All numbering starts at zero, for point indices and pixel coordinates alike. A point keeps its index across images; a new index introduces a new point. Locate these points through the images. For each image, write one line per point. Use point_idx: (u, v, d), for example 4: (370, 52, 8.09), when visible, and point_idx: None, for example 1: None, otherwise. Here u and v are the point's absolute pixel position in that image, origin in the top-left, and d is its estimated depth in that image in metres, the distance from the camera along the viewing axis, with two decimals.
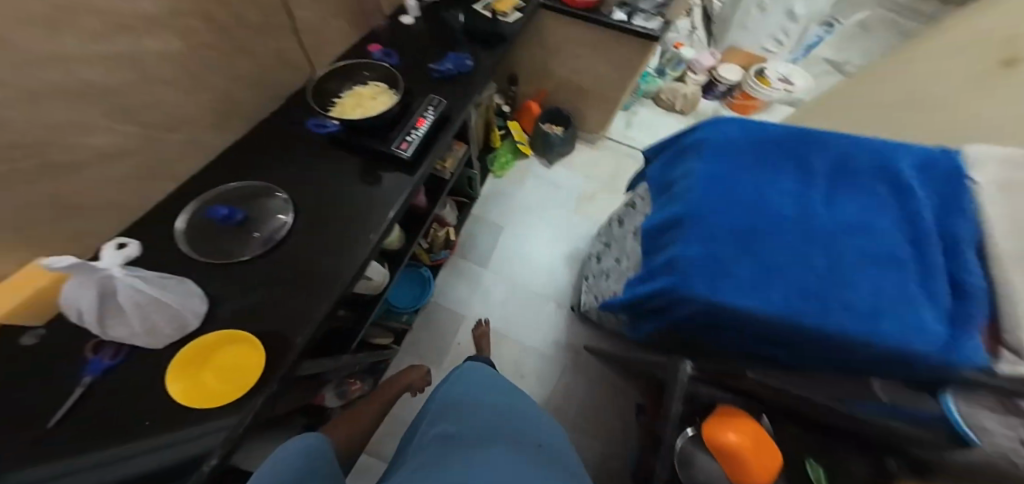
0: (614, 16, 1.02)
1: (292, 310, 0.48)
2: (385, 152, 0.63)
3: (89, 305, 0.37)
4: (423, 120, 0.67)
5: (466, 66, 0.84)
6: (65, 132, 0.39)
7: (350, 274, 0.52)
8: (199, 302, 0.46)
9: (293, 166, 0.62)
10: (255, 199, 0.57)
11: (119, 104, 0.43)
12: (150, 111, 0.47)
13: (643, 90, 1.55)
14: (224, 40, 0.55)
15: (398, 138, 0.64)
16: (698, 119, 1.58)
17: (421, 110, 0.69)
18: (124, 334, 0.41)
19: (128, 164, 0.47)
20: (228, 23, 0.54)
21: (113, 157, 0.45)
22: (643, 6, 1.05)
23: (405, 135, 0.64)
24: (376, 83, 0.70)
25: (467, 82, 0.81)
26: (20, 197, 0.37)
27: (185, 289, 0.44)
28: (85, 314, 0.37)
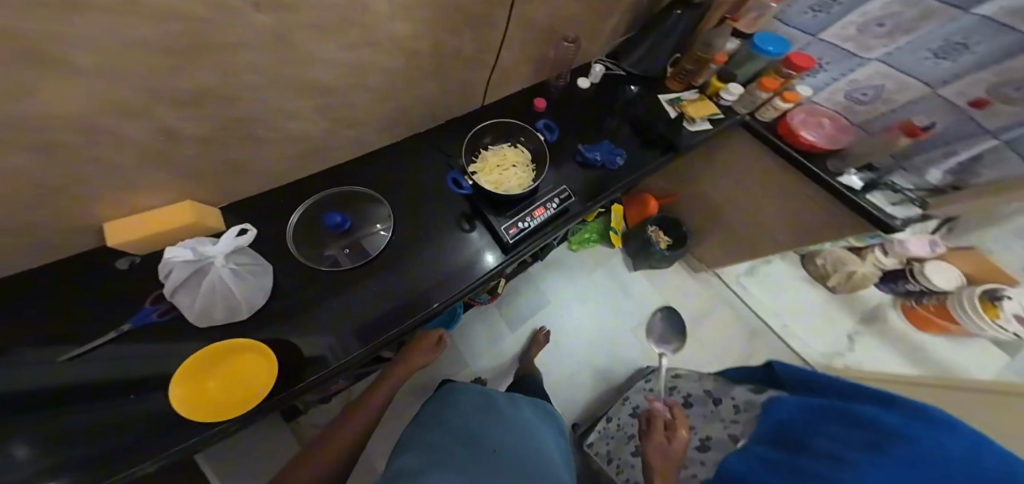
0: (841, 178, 0.95)
1: (328, 337, 0.59)
2: (492, 221, 0.70)
3: (181, 277, 0.51)
4: (541, 210, 0.73)
5: (615, 159, 0.88)
6: (277, 105, 0.52)
7: (390, 331, 0.61)
8: (257, 301, 0.56)
9: (422, 184, 0.74)
10: (362, 212, 0.66)
11: (320, 93, 0.55)
12: (339, 105, 0.59)
13: (804, 250, 1.46)
14: (423, 66, 0.65)
15: (508, 220, 0.70)
16: (851, 301, 1.50)
17: (548, 197, 0.75)
18: (190, 306, 0.53)
19: (304, 139, 0.60)
20: (430, 56, 0.65)
21: (300, 134, 0.59)
22: (898, 185, 1.00)
23: (517, 220, 0.70)
24: (523, 151, 0.77)
25: (609, 178, 0.86)
26: (223, 141, 0.50)
27: (252, 288, 0.55)
28: (168, 282, 0.51)
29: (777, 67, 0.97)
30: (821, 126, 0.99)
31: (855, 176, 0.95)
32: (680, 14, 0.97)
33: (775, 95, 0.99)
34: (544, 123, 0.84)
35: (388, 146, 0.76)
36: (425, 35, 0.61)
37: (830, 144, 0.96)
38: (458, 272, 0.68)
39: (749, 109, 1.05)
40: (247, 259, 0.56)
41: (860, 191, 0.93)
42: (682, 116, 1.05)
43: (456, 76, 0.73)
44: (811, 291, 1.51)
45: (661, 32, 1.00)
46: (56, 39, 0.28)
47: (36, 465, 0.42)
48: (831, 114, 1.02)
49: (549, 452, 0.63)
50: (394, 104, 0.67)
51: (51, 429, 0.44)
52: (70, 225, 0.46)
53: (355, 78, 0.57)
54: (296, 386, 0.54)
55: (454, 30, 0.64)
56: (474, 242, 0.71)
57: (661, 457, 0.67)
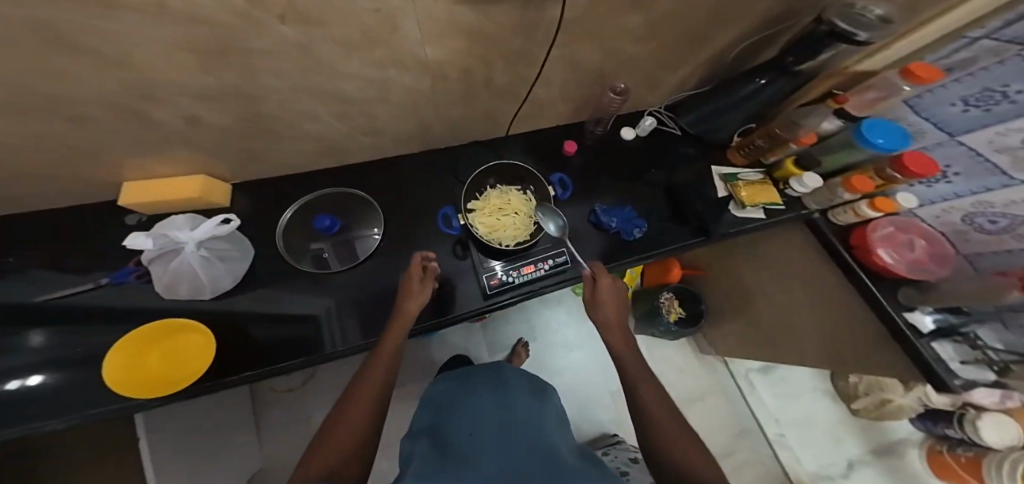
0: (908, 312, 0.83)
1: (274, 341, 0.58)
2: (477, 266, 0.71)
3: (155, 249, 0.53)
4: (531, 267, 0.71)
5: (637, 231, 0.85)
6: (297, 108, 0.55)
7: (334, 348, 0.59)
8: (223, 287, 0.58)
9: (431, 201, 0.75)
10: (357, 218, 0.67)
11: (341, 102, 0.57)
12: (358, 114, 0.61)
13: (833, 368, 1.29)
14: (452, 90, 0.66)
15: (496, 270, 0.70)
16: None
17: (544, 255, 0.73)
18: (159, 278, 0.55)
19: (321, 138, 0.63)
20: (461, 81, 0.64)
21: (317, 134, 0.61)
22: (981, 340, 0.80)
23: (501, 272, 0.69)
24: (531, 199, 0.75)
25: (620, 248, 0.86)
26: (242, 132, 0.54)
27: (219, 273, 0.57)
28: (145, 253, 0.53)
29: (879, 164, 0.83)
30: (911, 247, 0.87)
31: (928, 314, 0.83)
32: (760, 82, 0.88)
33: (863, 196, 0.88)
34: (559, 176, 0.83)
35: (421, 152, 0.79)
36: (458, 62, 0.60)
37: (915, 274, 0.83)
38: (448, 299, 0.68)
39: (822, 206, 0.97)
40: (222, 244, 0.58)
41: (927, 334, 0.81)
42: (734, 197, 0.98)
43: (485, 102, 0.73)
44: (829, 405, 1.38)
45: (735, 99, 0.93)
46: (84, 28, 0.31)
47: (34, 355, 0.51)
48: (933, 235, 0.88)
49: (547, 418, 0.65)
50: (415, 119, 0.69)
51: (57, 331, 0.52)
52: (98, 174, 0.52)
53: (380, 91, 0.59)
54: (232, 377, 0.54)
55: (489, 62, 0.63)
56: (462, 276, 0.70)
57: (610, 305, 0.64)
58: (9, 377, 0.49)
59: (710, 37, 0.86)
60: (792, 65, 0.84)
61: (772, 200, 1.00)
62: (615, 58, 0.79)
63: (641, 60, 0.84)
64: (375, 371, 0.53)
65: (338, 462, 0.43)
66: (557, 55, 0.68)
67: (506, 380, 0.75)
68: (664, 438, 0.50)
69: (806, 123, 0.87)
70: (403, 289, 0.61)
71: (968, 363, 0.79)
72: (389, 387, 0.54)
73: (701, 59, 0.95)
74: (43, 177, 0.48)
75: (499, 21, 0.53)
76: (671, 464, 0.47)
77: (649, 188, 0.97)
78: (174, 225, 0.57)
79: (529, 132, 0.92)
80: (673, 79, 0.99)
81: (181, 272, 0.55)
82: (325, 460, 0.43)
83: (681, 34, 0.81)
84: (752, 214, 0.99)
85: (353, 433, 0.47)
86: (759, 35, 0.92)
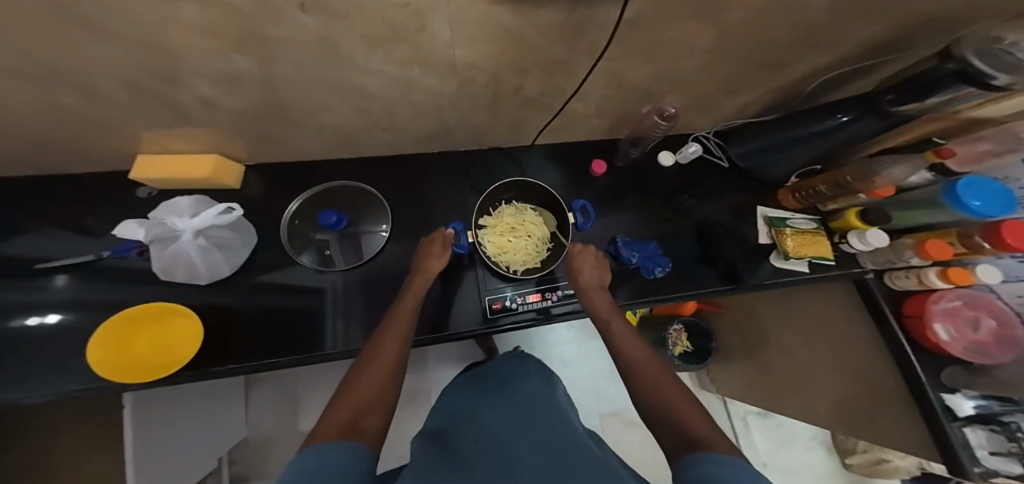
0: (946, 394, 0.72)
1: (269, 331, 0.57)
2: (483, 285, 0.68)
3: (157, 231, 0.53)
4: (536, 296, 0.68)
5: (660, 272, 0.78)
6: (313, 98, 0.53)
7: (327, 342, 0.57)
8: (219, 276, 0.58)
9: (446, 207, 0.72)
10: (363, 215, 0.66)
11: (360, 96, 0.55)
12: (377, 109, 0.58)
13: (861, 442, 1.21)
14: (479, 94, 0.61)
15: (500, 294, 0.67)
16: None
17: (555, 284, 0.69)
18: (156, 260, 0.55)
19: (337, 128, 0.62)
20: (489, 86, 0.60)
21: (334, 124, 0.60)
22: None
23: (505, 297, 0.66)
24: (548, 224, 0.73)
25: (639, 286, 0.80)
26: (256, 116, 0.53)
27: (217, 262, 0.57)
28: (145, 234, 0.53)
29: (963, 230, 0.73)
30: (975, 327, 0.74)
31: (971, 397, 0.71)
32: (842, 121, 0.73)
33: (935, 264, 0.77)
34: (581, 202, 0.79)
35: (444, 152, 0.76)
36: (488, 67, 0.55)
37: (973, 357, 0.71)
38: (448, 314, 0.66)
39: (878, 266, 0.87)
40: (224, 234, 0.57)
41: (961, 418, 0.69)
42: (778, 246, 0.89)
43: (513, 108, 0.68)
44: (824, 459, 1.36)
45: (802, 137, 0.80)
46: (102, 8, 0.30)
47: (60, 296, 0.54)
48: (1006, 317, 0.73)
49: (556, 415, 0.60)
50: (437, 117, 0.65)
51: (83, 276, 0.56)
52: (120, 141, 0.53)
53: (401, 89, 0.55)
54: (221, 366, 0.54)
55: (524, 70, 0.58)
56: (465, 292, 0.67)
57: (587, 268, 0.61)
58: (33, 312, 0.53)
59: (787, 63, 0.74)
60: (889, 109, 0.69)
61: (821, 253, 0.90)
62: (668, 76, 0.70)
63: (699, 81, 0.74)
64: (386, 343, 0.50)
65: (356, 415, 0.41)
66: (600, 69, 0.62)
67: (511, 388, 0.69)
68: (657, 386, 0.44)
69: (880, 173, 0.77)
70: (416, 271, 0.60)
71: (998, 454, 0.64)
72: (402, 356, 0.50)
73: (770, 85, 0.83)
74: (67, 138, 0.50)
75: (537, 30, 0.48)
76: (661, 414, 0.42)
77: (680, 221, 0.90)
78: (176, 208, 0.56)
79: (557, 143, 0.88)
80: (732, 104, 0.88)
81: (178, 259, 0.55)
82: (342, 417, 0.41)
83: (754, 58, 0.70)
84: (794, 267, 0.89)
85: (365, 392, 0.44)
86: (846, 69, 0.78)
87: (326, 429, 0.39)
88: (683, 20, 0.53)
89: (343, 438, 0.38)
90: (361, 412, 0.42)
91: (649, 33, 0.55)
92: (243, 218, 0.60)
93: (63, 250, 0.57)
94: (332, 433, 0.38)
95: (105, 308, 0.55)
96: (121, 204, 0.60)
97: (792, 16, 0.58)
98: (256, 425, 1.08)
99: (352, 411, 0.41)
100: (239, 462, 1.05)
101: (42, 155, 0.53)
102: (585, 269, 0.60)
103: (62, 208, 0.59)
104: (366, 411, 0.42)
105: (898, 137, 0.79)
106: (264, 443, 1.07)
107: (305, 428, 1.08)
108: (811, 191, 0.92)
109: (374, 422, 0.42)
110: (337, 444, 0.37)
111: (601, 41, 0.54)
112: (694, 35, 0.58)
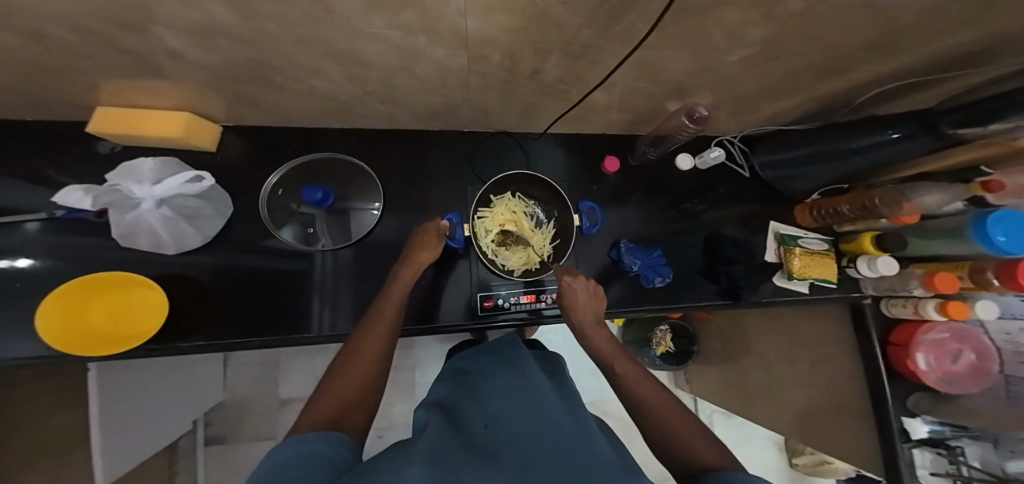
0: (907, 416, 0.77)
1: (246, 310, 0.59)
2: (481, 279, 0.71)
3: (116, 194, 0.51)
4: (531, 297, 0.71)
5: (658, 280, 0.78)
6: (304, 62, 0.46)
7: (315, 321, 0.61)
8: (187, 244, 0.57)
9: (446, 197, 0.73)
10: (352, 191, 0.67)
11: (358, 64, 0.48)
12: (376, 77, 0.52)
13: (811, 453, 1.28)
14: (492, 71, 0.55)
15: (494, 291, 0.70)
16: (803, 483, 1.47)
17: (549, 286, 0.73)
18: (115, 226, 0.53)
19: (332, 92, 0.56)
20: (504, 64, 0.53)
21: (329, 90, 0.54)
22: (965, 455, 0.73)
23: (498, 296, 0.70)
24: (550, 227, 0.73)
25: (636, 292, 0.79)
26: (240, 74, 0.47)
27: (184, 231, 0.56)
28: (101, 196, 0.51)
29: (976, 264, 0.70)
30: (955, 358, 0.74)
31: (927, 422, 0.76)
32: (892, 138, 0.64)
33: (936, 295, 0.76)
34: (590, 205, 0.76)
35: (442, 132, 0.76)
36: (504, 45, 0.48)
37: (945, 387, 0.73)
38: (436, 305, 0.69)
39: (877, 291, 0.86)
40: (191, 202, 0.56)
41: (913, 440, 0.75)
42: (784, 265, 0.86)
43: (528, 90, 0.62)
44: (777, 457, 1.46)
45: (837, 153, 0.73)
46: None
47: (29, 241, 0.53)
48: (986, 351, 0.73)
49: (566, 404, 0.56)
50: (443, 92, 0.59)
51: (49, 223, 0.55)
52: (95, 91, 0.48)
53: (404, 61, 0.48)
54: (183, 342, 0.55)
55: (544, 52, 0.51)
56: (453, 283, 0.71)
57: (581, 302, 0.60)
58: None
59: (841, 73, 0.66)
60: (947, 131, 0.58)
61: (827, 276, 0.87)
62: (706, 72, 0.62)
63: (736, 82, 0.67)
64: (373, 334, 0.52)
65: (340, 413, 0.42)
66: (631, 59, 0.54)
67: (518, 359, 0.64)
68: (665, 425, 0.44)
69: (911, 200, 0.72)
70: (404, 262, 0.62)
71: (937, 475, 0.73)
72: (387, 348, 0.53)
73: (815, 95, 0.75)
74: (34, 86, 0.45)
75: (568, 8, 0.40)
76: (672, 448, 0.42)
77: (688, 229, 0.87)
78: (137, 171, 0.53)
79: (570, 134, 0.85)
80: (767, 109, 0.81)
81: (138, 225, 0.54)
82: (326, 412, 0.42)
83: (806, 63, 0.62)
84: (794, 287, 0.87)
85: (354, 384, 0.46)
86: (907, 81, 0.67)
87: (309, 422, 0.40)
88: (739, 11, 0.45)
89: (325, 430, 0.38)
90: (346, 410, 0.43)
91: (694, 22, 0.47)
92: (217, 187, 0.60)
93: (47, 205, 0.55)
94: (316, 425, 0.39)
95: (82, 259, 0.55)
96: (112, 160, 0.58)
97: (865, 20, 0.49)
98: (235, 389, 1.07)
99: (336, 408, 0.42)
100: (215, 423, 1.05)
101: (15, 101, 0.49)
102: (580, 306, 0.60)
103: (36, 152, 0.56)
104: (352, 406, 0.44)
105: (938, 162, 0.73)
106: (242, 407, 1.07)
107: (286, 396, 1.09)
108: (830, 211, 0.87)
109: (358, 418, 0.43)
110: (322, 436, 0.37)
111: (637, 26, 0.46)
112: (747, 29, 0.50)
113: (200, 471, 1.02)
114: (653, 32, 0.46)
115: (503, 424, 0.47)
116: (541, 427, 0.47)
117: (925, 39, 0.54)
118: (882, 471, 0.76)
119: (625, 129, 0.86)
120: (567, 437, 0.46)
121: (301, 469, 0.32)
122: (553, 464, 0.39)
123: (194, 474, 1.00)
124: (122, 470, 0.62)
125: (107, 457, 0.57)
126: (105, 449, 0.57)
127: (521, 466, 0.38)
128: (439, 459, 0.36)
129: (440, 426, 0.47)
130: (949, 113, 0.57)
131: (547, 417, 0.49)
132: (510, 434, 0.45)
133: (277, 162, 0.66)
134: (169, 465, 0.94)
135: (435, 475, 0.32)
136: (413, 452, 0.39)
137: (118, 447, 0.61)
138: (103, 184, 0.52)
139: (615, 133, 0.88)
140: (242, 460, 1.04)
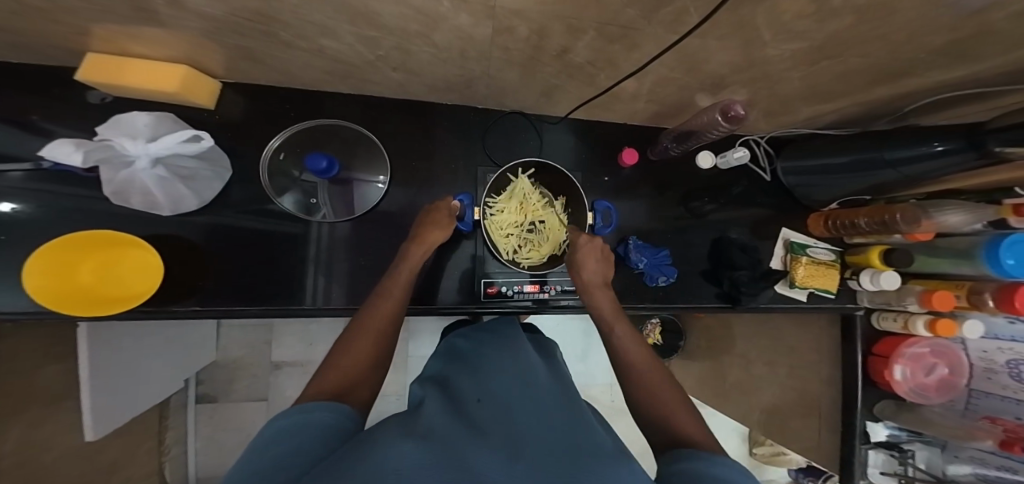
0: (870, 420, 0.80)
1: (242, 283, 0.59)
2: (486, 266, 0.71)
3: (113, 152, 0.49)
4: (535, 288, 0.72)
5: (661, 278, 0.79)
6: (311, 18, 0.40)
7: (307, 299, 0.61)
8: (185, 206, 0.55)
9: (455, 176, 0.70)
10: (357, 162, 0.64)
11: (371, 25, 0.42)
12: (389, 43, 0.47)
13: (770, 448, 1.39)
14: (516, 45, 0.49)
15: (494, 279, 0.71)
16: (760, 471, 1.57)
17: (555, 279, 0.73)
18: (108, 183, 0.51)
19: (338, 55, 0.51)
20: (531, 39, 0.47)
21: (335, 50, 0.49)
22: (913, 460, 0.77)
23: (500, 284, 0.71)
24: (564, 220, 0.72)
25: (635, 289, 0.80)
26: (234, 26, 0.42)
27: (181, 194, 0.54)
28: (98, 149, 0.49)
29: (976, 286, 0.68)
30: (928, 371, 0.75)
31: (889, 427, 0.80)
32: (935, 152, 0.56)
33: (928, 312, 0.75)
34: (606, 207, 0.74)
35: (452, 107, 0.71)
36: (535, 19, 0.42)
37: (911, 396, 0.75)
38: (436, 288, 0.70)
39: (873, 304, 0.87)
40: (190, 163, 0.54)
41: (871, 442, 0.79)
42: (788, 273, 0.87)
43: (553, 71, 0.57)
44: (738, 445, 1.53)
45: (870, 163, 0.68)
46: None
47: (12, 191, 0.51)
48: (960, 367, 0.74)
49: (564, 388, 0.58)
50: (462, 64, 0.54)
51: (33, 173, 0.52)
52: (78, 36, 0.44)
53: (423, 27, 0.43)
54: (176, 310, 0.55)
55: (574, 32, 0.45)
56: (455, 264, 0.71)
57: (591, 262, 0.61)
58: None
59: (899, 80, 0.60)
60: (994, 150, 0.50)
61: (827, 287, 0.87)
62: (751, 66, 0.56)
63: (777, 81, 0.61)
64: (376, 312, 0.53)
65: (347, 386, 0.43)
66: (674, 46, 0.48)
67: (514, 337, 0.65)
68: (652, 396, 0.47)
69: (933, 217, 0.67)
70: (414, 240, 0.61)
71: (886, 474, 0.77)
72: (393, 326, 0.53)
73: (862, 101, 0.69)
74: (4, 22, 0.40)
75: None
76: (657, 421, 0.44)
77: (695, 230, 0.85)
78: (132, 127, 0.51)
79: (590, 121, 0.80)
80: (805, 110, 0.75)
81: (132, 183, 0.51)
82: (330, 385, 0.43)
83: (866, 66, 0.55)
84: (794, 295, 0.88)
85: (355, 361, 0.47)
86: (971, 92, 0.59)
87: (314, 394, 0.41)
88: (811, 5, 0.38)
89: (327, 402, 0.39)
90: (350, 386, 0.44)
91: (755, 12, 0.41)
92: (216, 147, 0.57)
93: (33, 154, 0.52)
94: (320, 396, 0.40)
95: (73, 213, 0.53)
96: (101, 112, 0.55)
97: (947, 25, 0.43)
98: (228, 349, 1.12)
99: (342, 381, 0.43)
100: (206, 382, 1.10)
101: None
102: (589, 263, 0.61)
103: (13, 94, 0.52)
104: (356, 381, 0.45)
105: (970, 178, 0.65)
106: (234, 366, 1.12)
107: (278, 359, 1.14)
108: (846, 222, 0.84)
109: (361, 393, 0.44)
110: (326, 406, 0.38)
111: (689, 11, 0.40)
112: (813, 23, 0.43)
113: (190, 426, 1.07)
114: (705, 20, 0.40)
115: (501, 401, 0.49)
116: (538, 410, 0.48)
117: (1011, 55, 0.48)
118: (836, 467, 0.80)
119: (650, 122, 0.81)
120: (578, 422, 0.47)
121: (305, 437, 0.33)
122: (540, 443, 0.40)
123: (186, 429, 1.06)
124: (112, 424, 0.66)
125: (97, 417, 0.61)
126: (95, 409, 0.60)
127: (511, 441, 0.40)
128: (437, 432, 0.38)
129: (440, 402, 0.48)
130: (999, 131, 0.47)
131: (543, 400, 0.50)
132: (511, 413, 0.46)
133: (277, 123, 0.62)
134: (161, 418, 0.97)
135: (429, 447, 0.33)
136: (413, 425, 0.40)
137: (110, 403, 0.65)
138: (96, 141, 0.49)
139: (637, 124, 0.83)
140: (236, 408, 1.11)
